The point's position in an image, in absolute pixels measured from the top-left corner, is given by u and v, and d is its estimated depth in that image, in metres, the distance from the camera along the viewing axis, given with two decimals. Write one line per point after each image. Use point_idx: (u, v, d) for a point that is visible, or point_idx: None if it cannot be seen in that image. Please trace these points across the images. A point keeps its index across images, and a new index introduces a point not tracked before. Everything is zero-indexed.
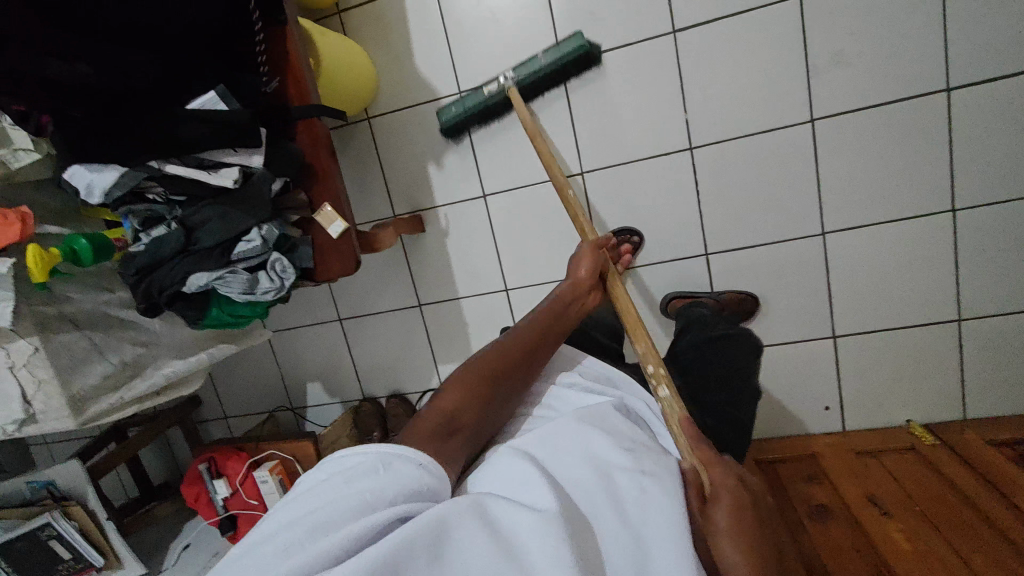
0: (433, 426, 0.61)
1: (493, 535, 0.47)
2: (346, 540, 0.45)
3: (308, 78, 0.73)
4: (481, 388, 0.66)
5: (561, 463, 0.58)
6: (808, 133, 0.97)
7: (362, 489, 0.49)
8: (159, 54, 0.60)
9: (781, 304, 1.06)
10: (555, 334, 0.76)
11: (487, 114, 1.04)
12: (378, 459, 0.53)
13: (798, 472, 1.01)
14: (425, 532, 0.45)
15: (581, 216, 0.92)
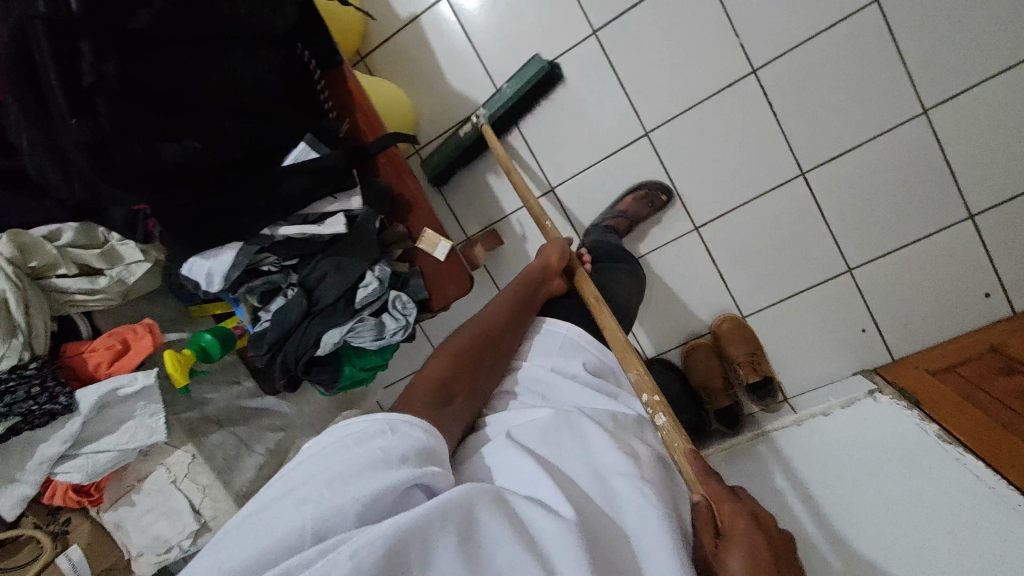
0: (427, 396, 0.56)
1: (517, 528, 0.43)
2: (366, 502, 0.41)
3: (375, 111, 0.71)
4: (469, 363, 0.61)
5: (557, 452, 0.53)
6: (874, 14, 0.91)
7: (376, 448, 0.44)
8: (250, 117, 0.57)
9: (899, 200, 0.98)
10: (530, 312, 0.70)
11: (466, 156, 1.04)
12: (385, 424, 0.47)
13: (986, 368, 0.91)
14: (450, 518, 0.40)
15: (546, 222, 0.85)
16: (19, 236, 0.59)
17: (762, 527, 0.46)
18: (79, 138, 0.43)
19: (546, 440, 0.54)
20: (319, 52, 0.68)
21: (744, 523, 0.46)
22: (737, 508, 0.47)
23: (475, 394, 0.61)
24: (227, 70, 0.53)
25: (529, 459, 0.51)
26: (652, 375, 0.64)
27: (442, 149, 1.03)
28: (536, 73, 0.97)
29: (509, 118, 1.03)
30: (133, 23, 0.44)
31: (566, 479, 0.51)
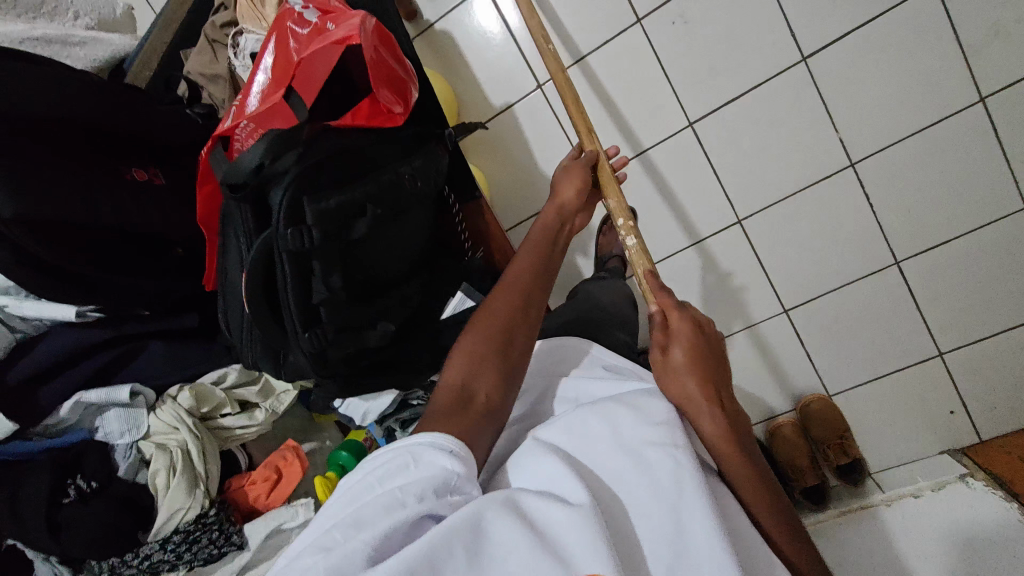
0: (446, 403, 0.48)
1: (531, 527, 0.39)
2: (378, 541, 0.38)
3: (508, 240, 0.74)
4: (494, 353, 0.51)
5: (579, 444, 0.48)
6: (980, 112, 0.91)
7: (394, 488, 0.41)
8: (417, 276, 0.59)
9: (994, 290, 0.99)
10: (550, 273, 0.59)
11: None
12: (408, 453, 0.43)
13: None
14: (457, 535, 0.38)
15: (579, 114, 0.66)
16: (195, 386, 0.62)
17: (699, 331, 0.52)
18: (307, 347, 0.46)
19: (567, 427, 0.49)
20: (460, 191, 0.70)
21: (686, 327, 0.51)
22: (681, 314, 0.52)
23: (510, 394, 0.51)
24: (405, 242, 0.55)
25: (551, 454, 0.46)
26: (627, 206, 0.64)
27: None
28: None
29: None
30: (353, 236, 0.47)
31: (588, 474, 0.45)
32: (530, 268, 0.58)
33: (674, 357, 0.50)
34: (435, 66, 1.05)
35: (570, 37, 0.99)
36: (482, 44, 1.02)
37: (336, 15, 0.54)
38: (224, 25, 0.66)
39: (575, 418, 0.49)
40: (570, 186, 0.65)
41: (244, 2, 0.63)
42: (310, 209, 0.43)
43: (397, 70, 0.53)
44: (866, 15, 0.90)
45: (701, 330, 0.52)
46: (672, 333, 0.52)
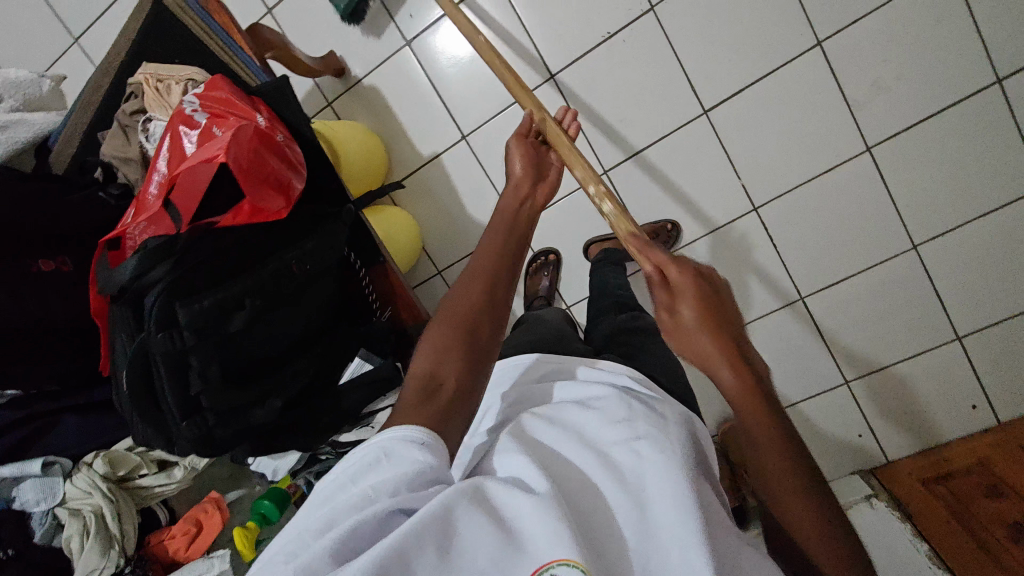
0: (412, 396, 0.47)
1: (494, 520, 0.39)
2: (344, 539, 0.36)
3: (415, 297, 0.78)
4: (460, 340, 0.51)
5: (552, 445, 0.49)
6: (868, 161, 0.96)
7: (366, 486, 0.40)
8: (311, 348, 0.63)
9: (894, 323, 1.04)
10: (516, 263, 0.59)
11: None
12: (380, 448, 0.42)
13: (976, 486, 0.95)
14: (424, 531, 0.36)
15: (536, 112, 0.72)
16: (109, 452, 0.67)
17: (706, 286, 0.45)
18: (186, 432, 0.51)
19: (546, 427, 0.50)
20: (366, 256, 0.75)
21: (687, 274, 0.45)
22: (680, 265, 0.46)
23: (484, 374, 0.51)
24: (293, 317, 0.59)
25: (517, 453, 0.46)
26: (592, 168, 0.65)
27: None
28: None
29: None
30: (230, 327, 0.52)
31: (558, 468, 0.46)
32: (481, 264, 0.57)
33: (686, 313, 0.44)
34: (366, 120, 1.10)
35: (489, 92, 1.05)
36: (409, 100, 1.07)
37: (223, 119, 0.59)
38: (134, 112, 0.70)
39: (553, 422, 0.51)
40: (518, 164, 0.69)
41: (150, 91, 0.68)
42: (180, 312, 0.48)
43: (277, 169, 0.57)
44: (759, 72, 0.95)
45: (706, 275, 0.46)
46: (676, 303, 0.45)
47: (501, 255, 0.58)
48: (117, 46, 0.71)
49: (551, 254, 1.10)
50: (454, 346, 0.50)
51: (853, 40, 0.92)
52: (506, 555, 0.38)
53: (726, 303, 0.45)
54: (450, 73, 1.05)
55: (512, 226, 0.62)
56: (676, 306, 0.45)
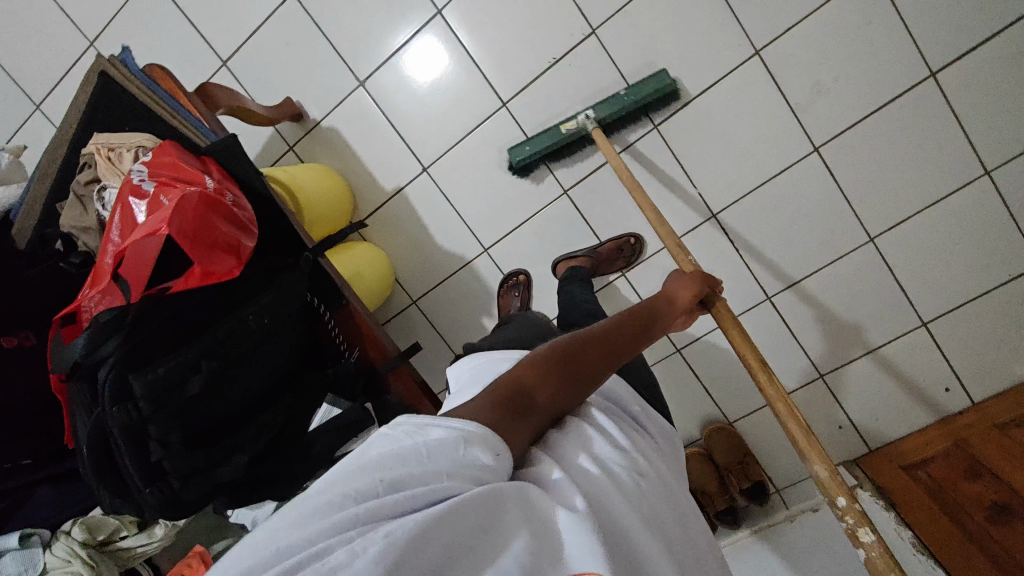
0: (506, 399, 0.49)
1: (538, 529, 0.40)
2: (408, 496, 0.37)
3: (382, 335, 0.79)
4: (563, 371, 0.53)
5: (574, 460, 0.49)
6: (817, 160, 0.99)
7: (436, 461, 0.40)
8: (276, 399, 0.64)
9: (860, 314, 1.06)
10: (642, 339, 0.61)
11: (560, 151, 1.03)
12: (459, 438, 0.42)
13: (955, 469, 0.96)
14: (476, 513, 0.38)
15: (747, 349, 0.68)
16: (87, 518, 0.67)
17: None
18: (153, 496, 0.54)
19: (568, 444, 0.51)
20: (328, 299, 0.77)
21: None
22: None
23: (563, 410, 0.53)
24: (254, 373, 0.61)
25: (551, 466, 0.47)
26: (829, 455, 0.57)
27: (532, 142, 1.01)
28: (655, 89, 0.95)
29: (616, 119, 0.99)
30: (187, 392, 0.53)
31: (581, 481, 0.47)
32: (620, 330, 0.60)
33: None
34: (327, 160, 1.12)
35: (447, 124, 1.07)
36: (370, 138, 1.10)
37: (168, 186, 0.61)
38: (89, 182, 0.72)
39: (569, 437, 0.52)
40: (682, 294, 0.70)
41: (103, 161, 0.70)
42: (134, 383, 0.51)
43: (223, 229, 0.59)
44: (703, 85, 0.98)
45: None
46: None
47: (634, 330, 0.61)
48: (67, 116, 0.73)
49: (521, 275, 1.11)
50: (559, 376, 0.52)
51: (790, 46, 0.95)
52: (542, 562, 0.38)
53: None
54: (406, 109, 1.07)
55: (651, 310, 0.65)
56: None
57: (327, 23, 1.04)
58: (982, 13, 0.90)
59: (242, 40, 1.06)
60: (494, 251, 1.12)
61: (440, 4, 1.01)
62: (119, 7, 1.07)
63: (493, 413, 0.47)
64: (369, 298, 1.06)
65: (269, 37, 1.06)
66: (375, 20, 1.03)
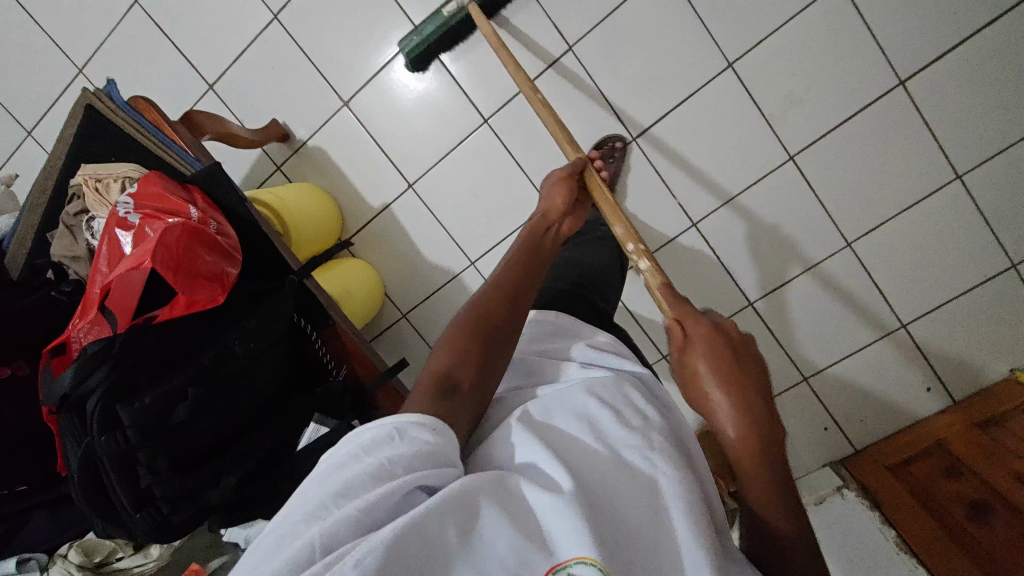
0: (429, 388, 0.51)
1: (513, 512, 0.42)
2: (364, 507, 0.39)
3: (368, 353, 0.81)
4: (477, 341, 0.54)
5: (569, 442, 0.49)
6: (793, 168, 1.01)
7: (381, 460, 0.42)
8: (262, 422, 0.67)
9: (841, 317, 1.08)
10: (535, 279, 0.63)
11: (453, 36, 1.00)
12: (393, 429, 0.44)
13: (935, 468, 0.98)
14: (448, 510, 0.39)
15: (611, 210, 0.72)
16: (82, 542, 0.72)
17: (735, 360, 0.48)
18: (144, 522, 0.56)
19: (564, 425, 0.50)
20: (315, 319, 0.79)
21: (705, 331, 0.49)
22: (698, 323, 0.50)
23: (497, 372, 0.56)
24: (239, 398, 0.63)
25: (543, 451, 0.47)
26: (633, 227, 0.67)
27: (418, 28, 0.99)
28: None
29: None
30: (174, 419, 0.56)
31: (569, 460, 0.47)
32: (505, 276, 0.61)
33: (715, 397, 0.47)
34: (314, 178, 1.14)
35: (430, 140, 1.09)
36: (354, 156, 1.11)
37: (153, 217, 0.63)
38: (77, 213, 0.74)
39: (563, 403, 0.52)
40: (558, 194, 0.75)
41: (89, 192, 0.72)
42: (122, 413, 0.53)
43: (206, 259, 0.61)
44: (680, 97, 1.01)
45: (745, 347, 0.49)
46: (689, 354, 0.49)
47: (522, 274, 0.62)
48: (56, 148, 0.75)
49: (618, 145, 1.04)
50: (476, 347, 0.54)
51: (761, 58, 0.97)
52: (526, 550, 0.40)
53: (747, 363, 0.48)
54: (389, 125, 1.09)
55: (530, 251, 0.67)
56: (688, 358, 0.49)
57: (309, 44, 1.06)
58: (948, 22, 0.92)
59: (228, 63, 1.08)
60: (481, 264, 1.14)
61: (419, 23, 1.02)
62: (106, 34, 1.09)
63: (423, 407, 0.49)
64: (358, 315, 1.08)
65: (254, 60, 1.07)
66: (357, 41, 1.05)
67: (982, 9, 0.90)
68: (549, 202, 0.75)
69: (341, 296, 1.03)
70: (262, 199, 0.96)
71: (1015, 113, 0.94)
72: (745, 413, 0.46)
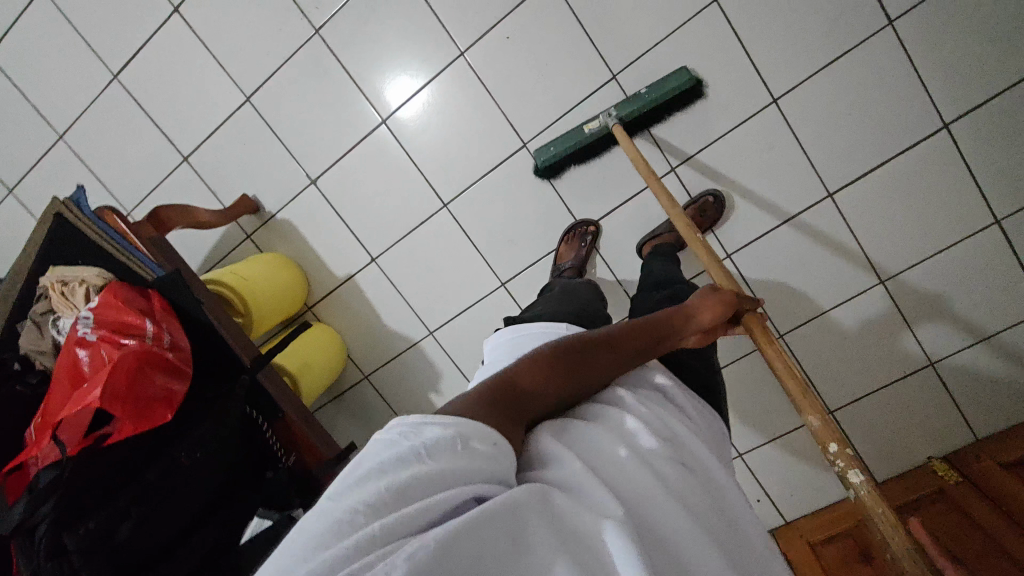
0: (500, 391, 0.49)
1: (566, 534, 0.38)
2: (416, 511, 0.35)
3: (316, 443, 0.87)
4: (555, 369, 0.53)
5: (611, 461, 0.46)
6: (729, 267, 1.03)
7: (441, 462, 0.38)
8: (207, 523, 0.73)
9: (772, 403, 1.14)
10: (648, 348, 0.60)
11: (585, 151, 1.02)
12: (460, 434, 0.40)
13: (846, 554, 1.04)
14: (502, 523, 0.35)
15: (762, 334, 0.67)
16: None
17: None
18: None
19: (608, 443, 0.48)
20: (266, 410, 0.84)
21: None
22: None
23: (558, 394, 0.53)
24: (179, 509, 0.70)
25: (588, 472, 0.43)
26: (837, 425, 0.55)
27: (557, 142, 1.00)
28: (683, 83, 0.93)
29: (637, 118, 0.97)
30: (115, 538, 0.65)
31: (614, 482, 0.44)
32: (626, 335, 0.59)
33: None
34: (282, 247, 1.19)
35: (395, 219, 1.14)
36: (321, 230, 1.17)
37: (109, 339, 0.69)
38: (44, 312, 0.79)
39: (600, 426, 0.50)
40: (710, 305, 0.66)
41: (57, 297, 0.77)
42: (68, 540, 0.62)
43: (156, 390, 0.67)
44: (623, 194, 1.04)
45: None
46: None
47: (641, 334, 0.60)
48: (26, 249, 0.80)
49: (590, 227, 1.06)
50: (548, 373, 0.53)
51: (701, 163, 0.99)
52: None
53: None
54: (355, 205, 1.14)
55: (666, 325, 0.63)
56: None
57: (281, 128, 1.10)
58: (879, 140, 0.93)
59: (201, 139, 1.13)
60: (439, 334, 1.20)
61: (385, 114, 1.07)
62: (83, 108, 1.14)
63: (488, 406, 0.47)
64: (321, 383, 1.14)
65: (226, 138, 1.12)
66: (325, 125, 1.09)
67: (922, 127, 0.91)
68: (697, 309, 0.65)
69: (302, 368, 1.08)
70: (227, 281, 1.02)
71: (943, 224, 0.94)
72: None
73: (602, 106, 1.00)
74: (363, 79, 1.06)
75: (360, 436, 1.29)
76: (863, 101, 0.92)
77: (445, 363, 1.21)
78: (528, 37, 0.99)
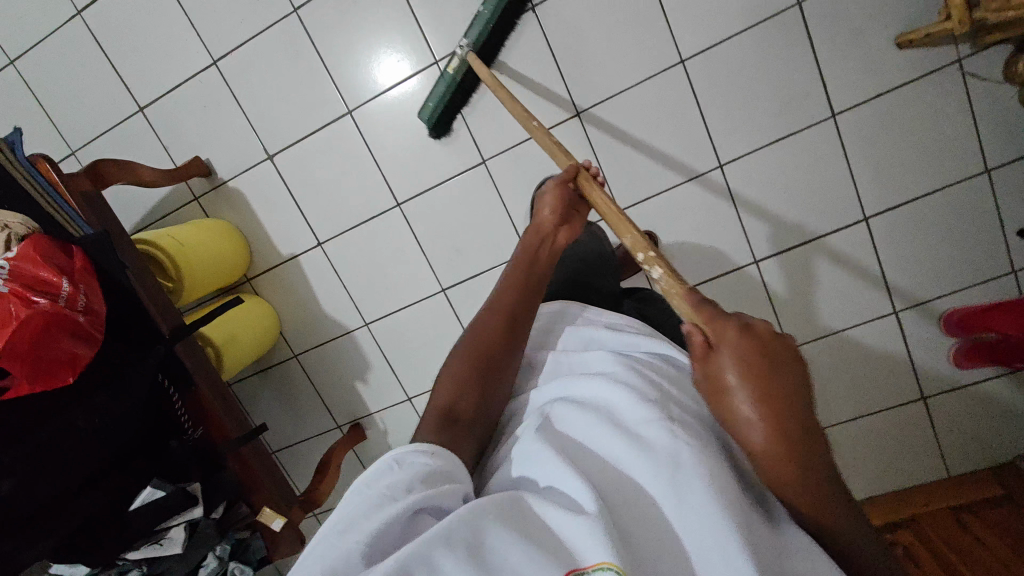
0: (435, 421, 0.58)
1: (525, 527, 0.42)
2: (370, 540, 0.41)
3: (227, 420, 0.88)
4: (475, 375, 0.62)
5: (588, 435, 0.51)
6: None
7: (382, 487, 0.45)
8: (98, 486, 0.75)
9: None
10: (532, 302, 0.71)
11: (462, 91, 1.02)
12: (393, 459, 0.48)
13: None
14: (455, 535, 0.39)
15: (597, 197, 0.74)
16: None
17: (765, 392, 0.38)
18: None
19: (583, 418, 0.52)
20: (179, 381, 0.84)
21: (734, 336, 0.41)
22: (727, 323, 0.42)
23: (489, 393, 0.63)
24: (68, 470, 0.72)
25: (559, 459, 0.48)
26: (645, 234, 0.62)
27: (433, 95, 1.02)
28: None
29: (488, 40, 0.98)
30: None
31: (591, 462, 0.49)
32: (507, 304, 0.69)
33: (739, 401, 0.39)
34: (229, 215, 1.18)
35: (347, 209, 1.14)
36: (271, 205, 1.16)
37: (19, 294, 0.69)
38: None
39: (585, 408, 0.53)
40: (547, 202, 0.78)
41: None
42: None
43: (56, 355, 0.69)
44: None
45: (789, 381, 0.39)
46: (716, 360, 0.41)
47: (522, 297, 0.70)
48: None
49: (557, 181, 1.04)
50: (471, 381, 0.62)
51: (649, 212, 1.06)
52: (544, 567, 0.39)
53: (789, 383, 0.39)
54: (309, 187, 1.14)
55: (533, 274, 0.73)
56: (713, 361, 0.42)
57: (245, 97, 1.09)
58: (806, 220, 1.01)
59: (160, 93, 1.11)
60: (374, 327, 1.21)
61: (352, 105, 1.08)
62: (41, 38, 1.10)
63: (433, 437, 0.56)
64: (248, 357, 1.14)
65: (187, 97, 1.10)
66: (291, 103, 1.09)
67: (844, 217, 1.00)
68: (540, 224, 0.78)
69: (230, 341, 1.08)
70: (161, 244, 1.01)
71: (852, 307, 1.05)
72: (778, 444, 0.38)
73: (457, 38, 1.01)
74: (334, 64, 1.06)
75: (284, 411, 1.31)
76: (797, 181, 1.00)
77: (376, 354, 1.23)
78: (502, 59, 1.02)
